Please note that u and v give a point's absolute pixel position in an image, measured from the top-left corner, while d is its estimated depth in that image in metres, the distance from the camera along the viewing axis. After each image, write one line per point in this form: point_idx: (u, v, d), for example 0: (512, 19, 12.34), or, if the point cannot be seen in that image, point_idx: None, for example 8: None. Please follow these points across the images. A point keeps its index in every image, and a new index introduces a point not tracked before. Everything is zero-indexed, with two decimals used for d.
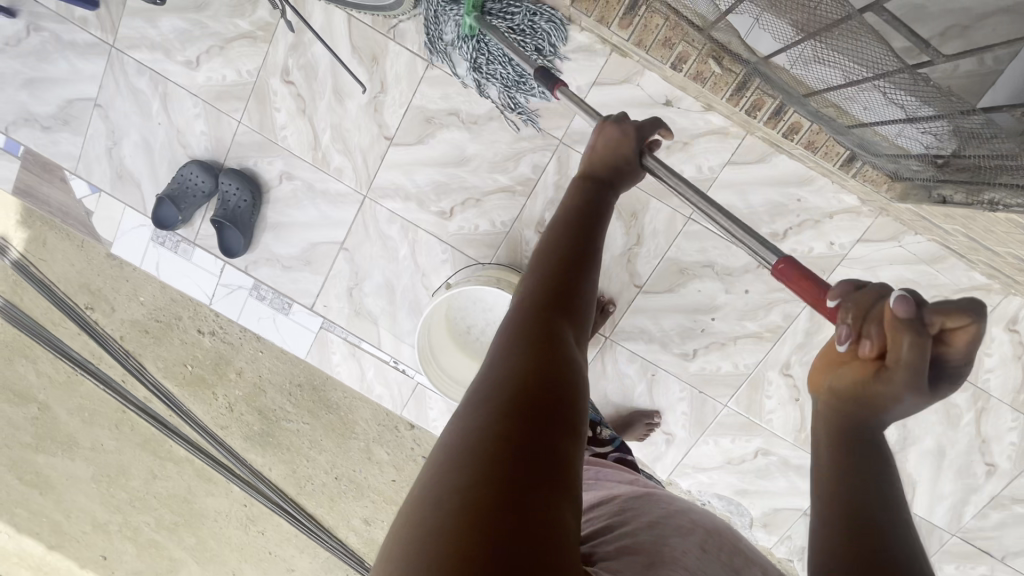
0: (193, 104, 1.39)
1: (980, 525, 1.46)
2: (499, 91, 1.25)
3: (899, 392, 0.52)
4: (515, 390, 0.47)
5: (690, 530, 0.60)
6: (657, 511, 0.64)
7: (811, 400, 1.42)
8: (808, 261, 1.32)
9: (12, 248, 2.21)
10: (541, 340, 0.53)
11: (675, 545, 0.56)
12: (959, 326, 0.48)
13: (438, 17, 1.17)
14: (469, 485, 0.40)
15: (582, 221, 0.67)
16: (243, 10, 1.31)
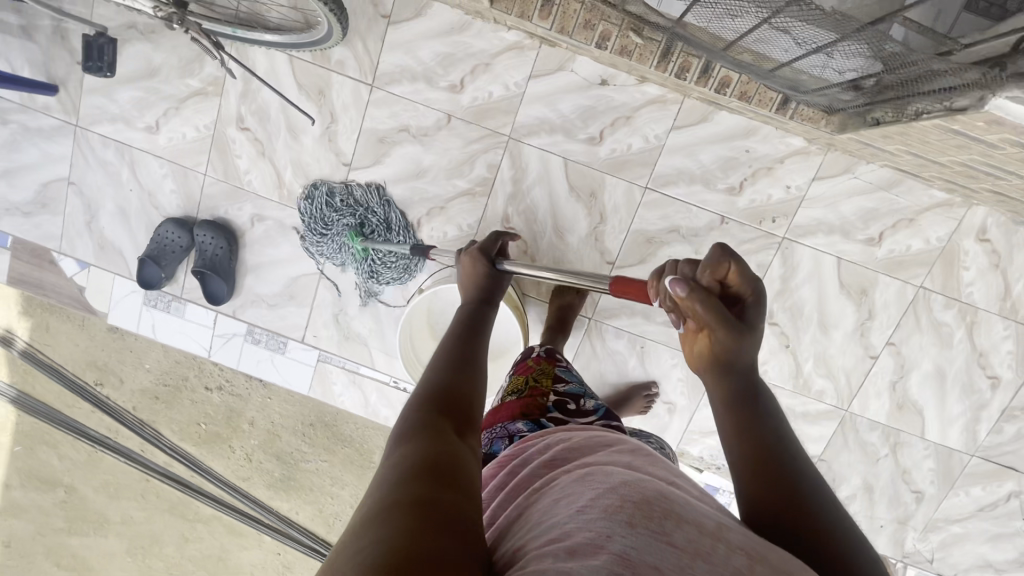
0: (160, 165, 1.45)
1: (996, 440, 1.46)
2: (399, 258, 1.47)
3: (727, 333, 0.71)
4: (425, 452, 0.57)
5: (614, 501, 0.53)
6: (587, 489, 0.56)
7: (801, 344, 1.43)
8: (769, 208, 1.35)
9: (18, 339, 2.27)
10: (440, 419, 0.64)
11: (597, 528, 0.50)
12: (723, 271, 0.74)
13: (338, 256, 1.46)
14: (383, 529, 0.45)
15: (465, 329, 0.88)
16: (192, 69, 1.38)
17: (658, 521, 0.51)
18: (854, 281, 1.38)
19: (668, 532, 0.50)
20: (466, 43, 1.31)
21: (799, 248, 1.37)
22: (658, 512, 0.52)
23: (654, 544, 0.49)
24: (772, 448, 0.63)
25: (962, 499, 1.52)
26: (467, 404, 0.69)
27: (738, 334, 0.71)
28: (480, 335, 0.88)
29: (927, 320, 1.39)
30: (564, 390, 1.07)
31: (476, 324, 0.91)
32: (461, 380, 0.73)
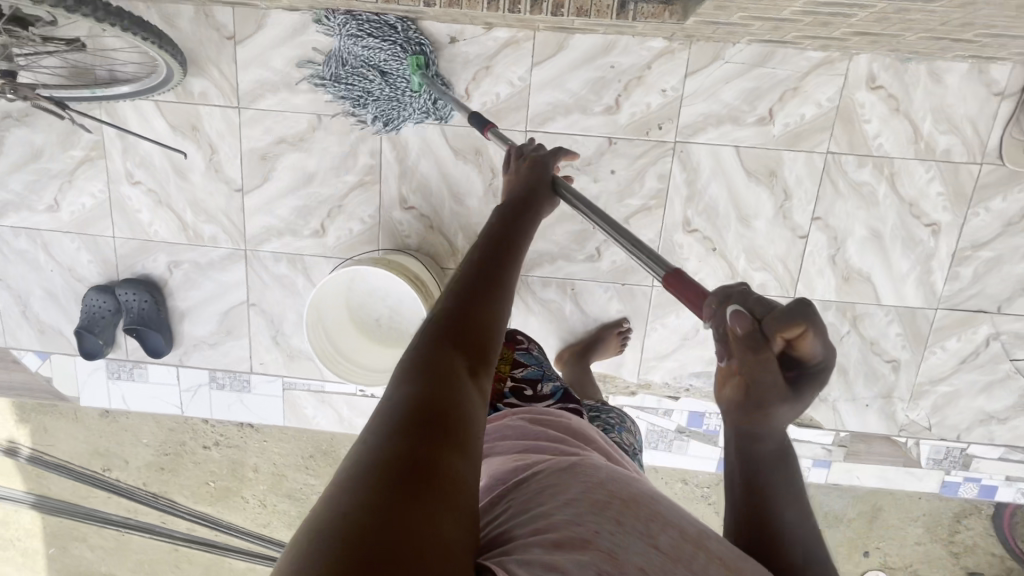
0: (71, 240, 1.49)
1: (955, 288, 1.41)
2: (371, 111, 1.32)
3: (766, 395, 0.53)
4: (417, 407, 0.47)
5: (603, 496, 0.50)
6: (576, 484, 0.52)
7: (727, 243, 1.40)
8: (651, 117, 1.32)
9: (22, 446, 2.35)
10: (445, 358, 0.52)
11: (587, 524, 0.47)
12: (798, 333, 0.49)
13: (371, 58, 1.26)
14: (348, 508, 0.40)
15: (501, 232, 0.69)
16: (71, 140, 1.41)
17: (645, 522, 0.48)
18: (760, 166, 1.35)
19: (654, 533, 0.48)
20: (313, 40, 1.32)
21: (695, 148, 1.34)
22: (644, 512, 0.50)
23: (639, 542, 0.47)
24: (772, 474, 0.56)
25: (940, 356, 1.46)
26: (485, 338, 0.56)
27: (778, 402, 0.53)
28: (516, 239, 0.69)
29: (845, 185, 1.35)
30: (521, 375, 1.00)
31: (511, 224, 0.70)
32: (484, 304, 0.58)
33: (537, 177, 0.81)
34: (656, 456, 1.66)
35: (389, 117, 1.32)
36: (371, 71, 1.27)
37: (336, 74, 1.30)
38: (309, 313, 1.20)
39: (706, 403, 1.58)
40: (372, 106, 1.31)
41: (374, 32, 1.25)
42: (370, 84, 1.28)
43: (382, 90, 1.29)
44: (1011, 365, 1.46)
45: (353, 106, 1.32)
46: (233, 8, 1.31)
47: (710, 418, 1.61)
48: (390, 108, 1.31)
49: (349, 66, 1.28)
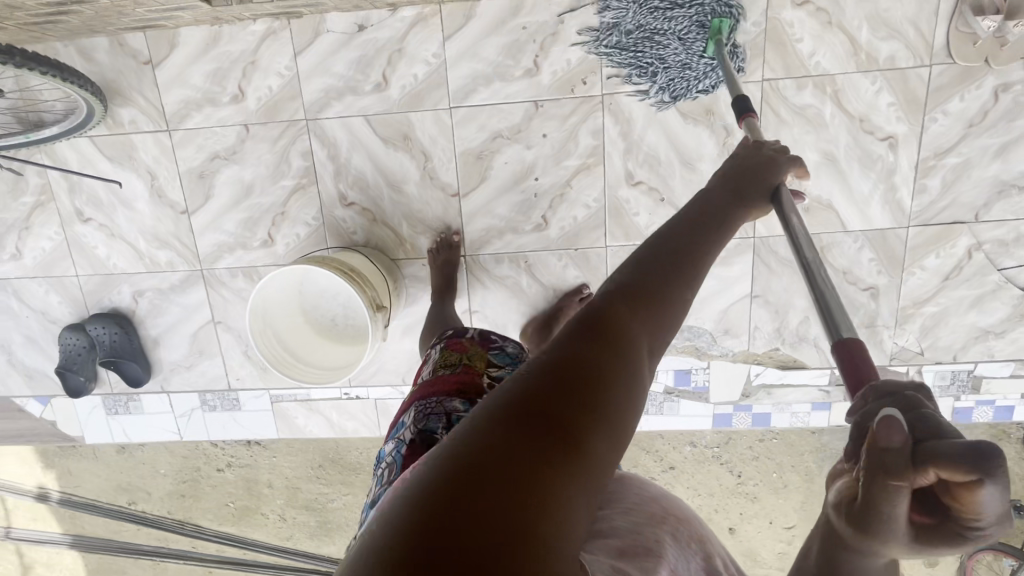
0: (39, 285, 1.54)
1: (926, 201, 1.32)
2: (651, 80, 1.27)
3: (879, 526, 0.41)
4: (569, 370, 0.44)
5: (659, 512, 0.56)
6: (630, 494, 0.57)
7: (675, 191, 1.35)
8: (574, 72, 1.28)
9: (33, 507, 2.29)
10: (624, 325, 0.48)
11: (650, 534, 0.52)
12: (967, 485, 0.37)
13: (667, 27, 1.22)
14: (474, 439, 0.40)
15: (710, 214, 0.60)
16: (21, 188, 1.46)
17: (697, 543, 0.55)
18: (694, 105, 1.29)
19: (705, 556, 0.55)
20: (226, 51, 1.33)
21: (624, 97, 1.29)
22: (691, 532, 0.56)
23: (693, 562, 0.53)
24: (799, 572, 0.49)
25: (922, 277, 1.38)
26: (665, 323, 0.51)
27: (888, 541, 0.41)
28: (723, 221, 0.60)
29: (787, 111, 1.28)
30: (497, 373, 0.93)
31: (729, 205, 0.62)
32: (676, 284, 0.53)
33: (759, 166, 0.68)
34: (649, 421, 1.63)
35: (676, 85, 1.27)
36: (666, 37, 1.22)
37: (622, 45, 1.25)
38: (252, 323, 1.20)
39: (686, 358, 1.53)
40: (660, 76, 1.26)
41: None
42: (663, 50, 1.23)
43: (675, 54, 1.23)
44: (1001, 275, 1.36)
45: (635, 72, 1.27)
46: (145, 33, 1.32)
47: (697, 374, 1.55)
48: (681, 76, 1.25)
49: (641, 32, 1.23)
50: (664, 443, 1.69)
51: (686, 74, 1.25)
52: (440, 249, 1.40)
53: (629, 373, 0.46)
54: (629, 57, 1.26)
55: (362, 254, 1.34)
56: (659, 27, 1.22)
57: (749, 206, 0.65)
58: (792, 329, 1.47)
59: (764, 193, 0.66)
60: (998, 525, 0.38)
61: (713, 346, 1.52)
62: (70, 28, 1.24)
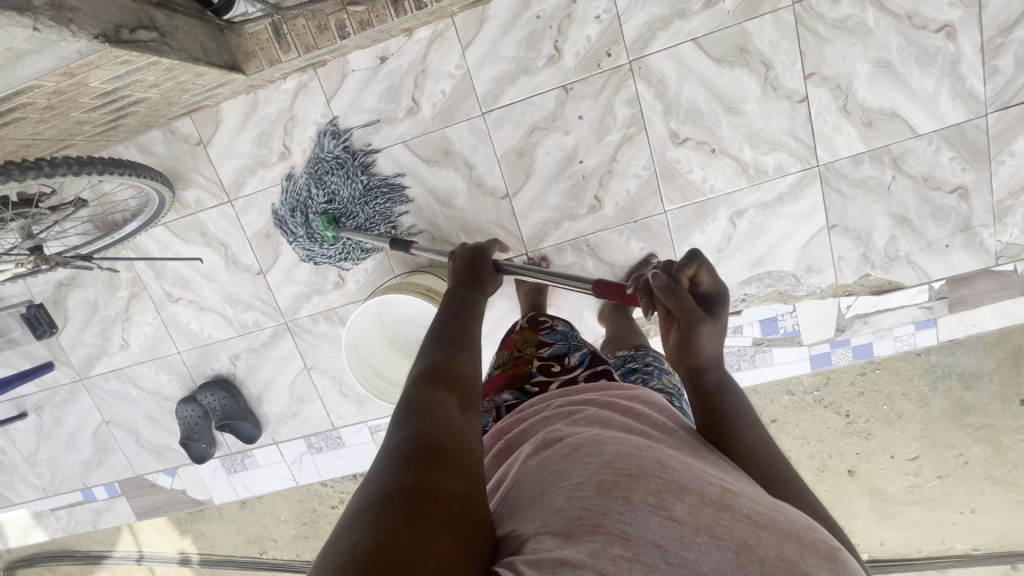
0: (149, 367, 1.67)
1: (1002, 83, 1.23)
2: (336, 259, 1.49)
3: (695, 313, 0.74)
4: (417, 452, 0.51)
5: (608, 475, 0.48)
6: (577, 470, 0.50)
7: (724, 139, 1.31)
8: (597, 47, 1.27)
9: None
10: (444, 407, 0.59)
11: (594, 509, 0.45)
12: (699, 272, 0.76)
13: (307, 228, 1.44)
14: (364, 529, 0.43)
15: (464, 312, 0.80)
16: (116, 282, 1.59)
17: (657, 494, 0.46)
18: (726, 48, 1.25)
19: (669, 506, 0.45)
20: (265, 114, 1.40)
21: (652, 58, 1.27)
22: (650, 482, 0.47)
23: (655, 522, 0.44)
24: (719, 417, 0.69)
25: (1014, 163, 1.27)
26: (473, 393, 0.64)
27: (704, 323, 0.74)
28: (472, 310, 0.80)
29: (826, 27, 1.22)
30: (548, 352, 0.85)
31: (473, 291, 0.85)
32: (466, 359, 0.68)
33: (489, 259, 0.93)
34: (744, 377, 1.59)
35: (317, 257, 1.49)
36: (316, 238, 1.45)
37: (297, 242, 1.48)
38: (349, 360, 1.27)
39: (773, 305, 1.47)
40: (304, 248, 1.48)
41: (296, 199, 1.44)
42: (319, 242, 1.45)
43: (314, 234, 1.45)
44: None
45: (290, 234, 1.48)
46: (192, 116, 1.42)
47: (785, 319, 1.49)
48: (321, 250, 1.47)
49: (297, 206, 1.44)
50: (763, 398, 1.63)
51: (351, 246, 1.46)
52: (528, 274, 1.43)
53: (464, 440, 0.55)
54: (309, 251, 1.49)
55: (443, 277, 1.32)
56: (308, 205, 1.43)
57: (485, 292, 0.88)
58: (880, 252, 1.37)
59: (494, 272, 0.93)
60: (723, 287, 0.77)
61: (797, 286, 1.44)
62: (130, 129, 1.35)
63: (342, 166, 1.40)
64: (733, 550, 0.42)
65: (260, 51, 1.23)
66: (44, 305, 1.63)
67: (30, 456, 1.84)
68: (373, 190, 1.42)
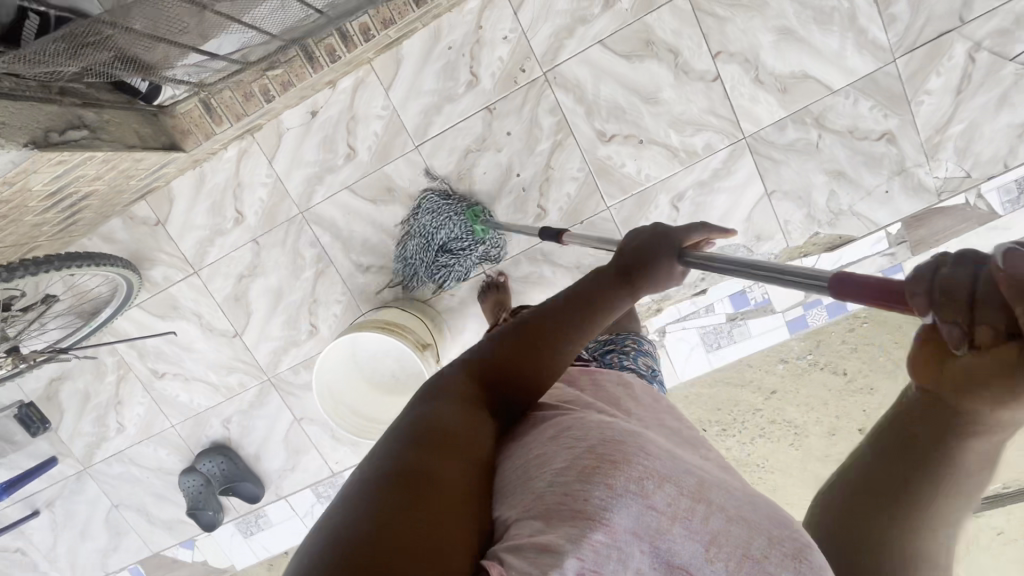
0: (147, 445, 1.71)
1: (903, 27, 1.26)
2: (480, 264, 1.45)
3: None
4: (424, 431, 0.51)
5: (589, 460, 0.50)
6: (565, 451, 0.51)
7: (649, 128, 1.35)
8: (511, 65, 1.33)
9: None
10: (465, 393, 0.57)
11: (573, 493, 0.47)
12: None
13: (448, 258, 1.42)
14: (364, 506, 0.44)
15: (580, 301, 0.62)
16: (103, 368, 1.64)
17: (639, 481, 0.49)
18: (632, 44, 1.30)
19: (649, 494, 0.49)
20: (214, 185, 1.46)
21: (565, 66, 1.32)
22: (628, 469, 0.49)
23: (634, 508, 0.48)
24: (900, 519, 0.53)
25: (933, 100, 1.30)
26: (513, 391, 0.59)
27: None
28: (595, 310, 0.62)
29: (721, 7, 1.27)
30: None
31: (596, 286, 0.64)
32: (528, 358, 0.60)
33: (640, 247, 0.68)
34: (725, 354, 1.71)
35: (461, 278, 1.45)
36: (462, 257, 1.42)
37: (441, 276, 1.45)
38: (325, 405, 1.30)
39: None
40: (447, 276, 1.44)
41: (413, 247, 1.43)
42: (462, 261, 1.42)
43: (457, 258, 1.42)
44: (1016, 63, 1.26)
45: (432, 279, 1.45)
46: (147, 199, 1.48)
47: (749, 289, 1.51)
48: (471, 266, 1.44)
49: (421, 248, 1.42)
50: (755, 370, 1.73)
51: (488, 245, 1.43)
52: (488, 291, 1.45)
53: (478, 435, 0.55)
54: (456, 276, 1.45)
55: (401, 308, 1.38)
56: (433, 241, 1.41)
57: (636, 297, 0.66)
58: (825, 208, 1.39)
59: (668, 267, 0.67)
60: None
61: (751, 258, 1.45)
62: (90, 222, 1.41)
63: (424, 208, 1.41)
64: (704, 543, 0.50)
65: (195, 127, 1.30)
66: (37, 403, 1.67)
67: (49, 553, 1.87)
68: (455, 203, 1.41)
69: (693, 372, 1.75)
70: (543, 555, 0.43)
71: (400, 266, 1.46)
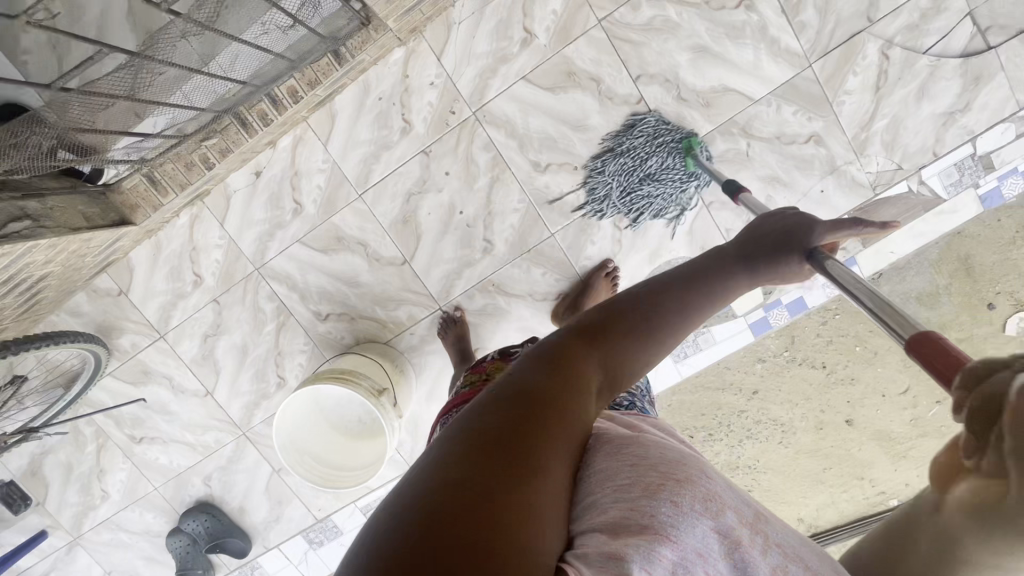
0: (132, 510, 1.73)
1: (813, 34, 1.29)
2: (673, 208, 1.40)
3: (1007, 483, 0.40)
4: (525, 397, 0.49)
5: (655, 479, 0.49)
6: (626, 470, 0.51)
7: (582, 154, 1.39)
8: (441, 109, 1.37)
9: None
10: (575, 358, 0.54)
11: (644, 507, 0.46)
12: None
13: (651, 189, 1.37)
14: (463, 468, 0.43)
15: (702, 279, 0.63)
16: (82, 439, 1.68)
17: (703, 504, 0.48)
18: (555, 76, 1.34)
19: (713, 515, 0.48)
20: (170, 252, 1.50)
21: (493, 104, 1.36)
22: (695, 491, 0.49)
23: (700, 530, 0.46)
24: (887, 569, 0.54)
25: (853, 99, 1.33)
26: (619, 363, 0.57)
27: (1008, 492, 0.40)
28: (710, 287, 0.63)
29: (635, 33, 1.31)
30: None
31: (721, 263, 0.65)
32: (648, 335, 0.59)
33: (771, 235, 0.67)
34: (695, 362, 1.73)
35: (650, 216, 1.41)
36: (664, 190, 1.37)
37: (632, 209, 1.40)
38: (288, 458, 1.33)
39: None
40: (637, 211, 1.40)
41: (616, 169, 1.38)
42: (658, 194, 1.37)
43: (658, 194, 1.37)
44: (929, 56, 1.29)
45: (626, 210, 1.41)
46: (108, 272, 1.53)
47: None
48: (672, 202, 1.39)
49: (625, 176, 1.37)
50: (735, 372, 1.73)
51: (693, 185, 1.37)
52: (448, 327, 1.48)
53: (582, 404, 0.52)
54: (645, 215, 1.41)
55: (362, 356, 1.40)
56: (641, 167, 1.36)
57: (761, 270, 0.66)
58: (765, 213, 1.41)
59: (790, 267, 0.66)
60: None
61: None
62: (52, 301, 1.46)
63: (639, 129, 1.35)
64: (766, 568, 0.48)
65: (142, 200, 1.34)
66: (20, 480, 1.70)
67: None
68: (676, 133, 1.35)
69: (665, 382, 1.77)
70: (615, 561, 0.42)
71: (591, 192, 1.41)
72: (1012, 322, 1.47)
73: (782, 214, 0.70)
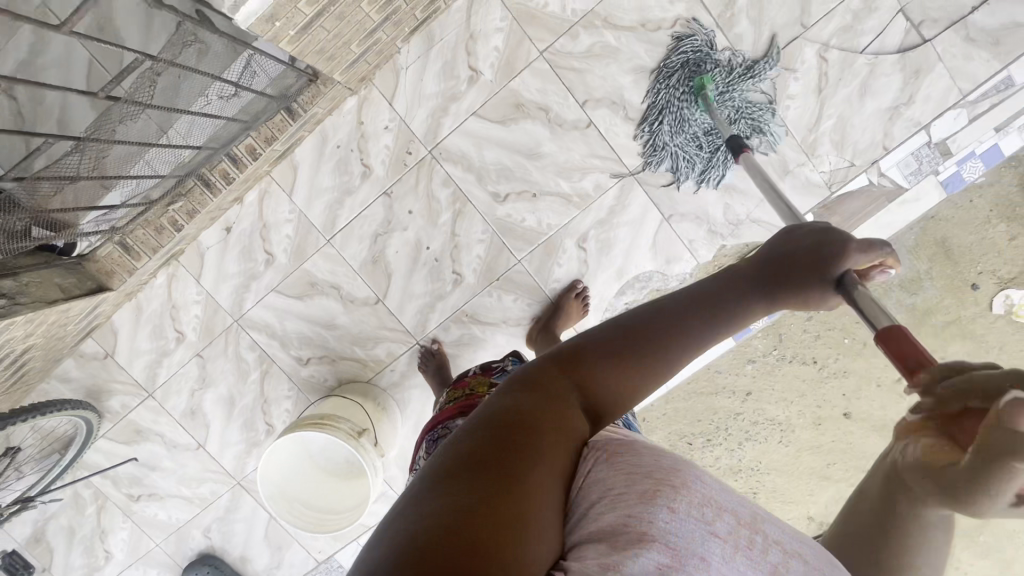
0: (136, 568, 1.75)
1: (750, 44, 1.32)
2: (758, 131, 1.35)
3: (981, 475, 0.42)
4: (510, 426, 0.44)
5: (650, 484, 0.45)
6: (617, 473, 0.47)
7: (539, 181, 1.42)
8: (398, 150, 1.41)
9: None
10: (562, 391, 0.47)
11: (643, 514, 0.43)
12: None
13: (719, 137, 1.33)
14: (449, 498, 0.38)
15: (713, 300, 0.51)
16: (82, 501, 1.70)
17: (701, 506, 0.44)
18: (504, 109, 1.38)
19: (711, 521, 0.44)
20: (151, 312, 1.55)
21: (447, 140, 1.40)
22: (694, 492, 0.45)
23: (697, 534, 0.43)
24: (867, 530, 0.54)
25: (798, 102, 1.35)
26: (617, 392, 0.49)
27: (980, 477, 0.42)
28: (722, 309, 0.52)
29: (577, 61, 1.35)
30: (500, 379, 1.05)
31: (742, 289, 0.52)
32: (652, 357, 0.50)
33: (790, 257, 0.53)
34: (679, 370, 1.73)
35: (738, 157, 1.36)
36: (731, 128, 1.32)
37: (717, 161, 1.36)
38: (277, 508, 1.36)
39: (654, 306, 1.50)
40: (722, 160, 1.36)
41: (671, 139, 1.35)
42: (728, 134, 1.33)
43: None
44: (866, 55, 1.32)
45: (713, 166, 1.37)
46: (92, 336, 1.57)
47: None
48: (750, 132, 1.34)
49: (688, 136, 1.34)
50: (725, 376, 1.73)
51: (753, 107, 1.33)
52: (427, 359, 1.50)
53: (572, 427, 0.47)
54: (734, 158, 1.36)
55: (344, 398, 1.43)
56: (693, 122, 1.32)
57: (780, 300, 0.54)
58: (725, 220, 1.42)
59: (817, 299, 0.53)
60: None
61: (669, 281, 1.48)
62: (41, 370, 1.50)
63: (661, 88, 1.33)
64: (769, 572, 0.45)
65: (117, 267, 1.39)
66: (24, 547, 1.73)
67: None
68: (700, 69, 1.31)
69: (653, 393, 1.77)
70: None
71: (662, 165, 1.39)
72: (999, 299, 1.44)
73: (809, 225, 0.56)
